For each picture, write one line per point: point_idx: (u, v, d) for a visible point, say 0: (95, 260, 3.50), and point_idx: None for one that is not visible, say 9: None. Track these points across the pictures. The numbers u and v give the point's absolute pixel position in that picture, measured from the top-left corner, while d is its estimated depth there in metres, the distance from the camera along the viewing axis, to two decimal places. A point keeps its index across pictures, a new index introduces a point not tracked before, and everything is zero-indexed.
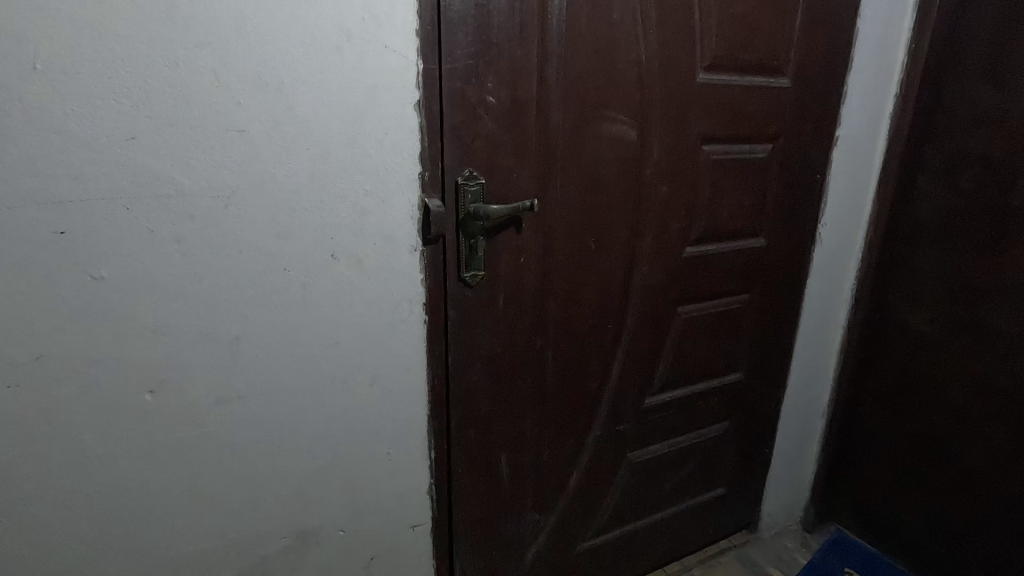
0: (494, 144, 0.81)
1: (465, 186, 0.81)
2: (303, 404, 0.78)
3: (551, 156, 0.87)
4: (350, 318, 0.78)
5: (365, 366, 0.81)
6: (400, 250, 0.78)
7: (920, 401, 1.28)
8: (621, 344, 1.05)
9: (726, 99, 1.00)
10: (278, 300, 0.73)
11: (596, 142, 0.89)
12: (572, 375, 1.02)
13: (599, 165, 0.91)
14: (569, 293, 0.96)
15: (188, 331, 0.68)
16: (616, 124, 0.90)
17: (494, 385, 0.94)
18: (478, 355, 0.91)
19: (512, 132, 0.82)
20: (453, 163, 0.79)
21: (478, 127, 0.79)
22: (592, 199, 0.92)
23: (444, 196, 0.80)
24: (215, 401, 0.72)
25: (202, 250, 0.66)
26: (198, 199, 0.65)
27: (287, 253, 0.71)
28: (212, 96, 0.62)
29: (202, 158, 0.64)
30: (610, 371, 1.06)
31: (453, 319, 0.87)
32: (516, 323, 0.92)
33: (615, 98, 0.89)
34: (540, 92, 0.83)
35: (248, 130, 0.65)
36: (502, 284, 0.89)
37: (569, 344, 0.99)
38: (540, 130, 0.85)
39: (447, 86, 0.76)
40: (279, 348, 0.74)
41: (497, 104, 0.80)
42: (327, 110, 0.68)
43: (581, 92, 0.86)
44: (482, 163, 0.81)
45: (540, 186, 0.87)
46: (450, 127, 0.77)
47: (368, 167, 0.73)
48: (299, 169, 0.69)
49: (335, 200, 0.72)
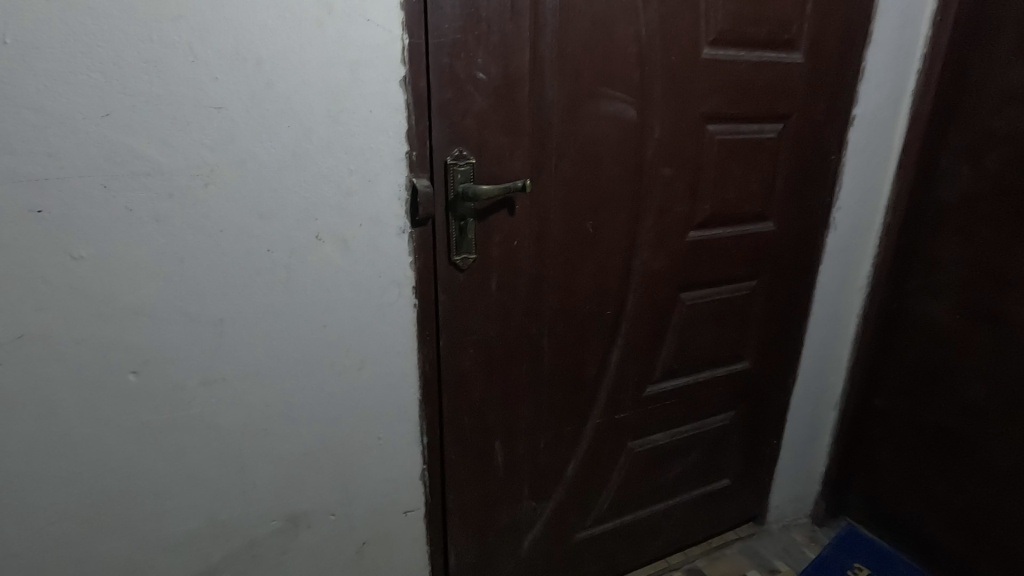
0: (485, 122, 0.79)
1: (454, 166, 0.78)
2: (290, 387, 0.78)
3: (546, 136, 0.84)
4: (337, 300, 0.77)
5: (353, 350, 0.80)
6: (387, 231, 0.77)
7: (937, 393, 1.23)
8: (620, 331, 1.02)
9: (733, 76, 0.95)
10: (262, 282, 0.72)
11: (594, 121, 0.86)
12: (569, 362, 0.99)
13: (597, 145, 0.88)
14: (565, 278, 0.93)
15: (170, 312, 0.68)
16: (615, 102, 0.87)
17: (488, 371, 0.93)
18: (471, 341, 0.89)
19: (504, 110, 0.79)
20: (442, 142, 0.77)
21: (468, 105, 0.77)
22: (589, 181, 0.89)
23: (432, 176, 0.78)
24: (200, 383, 0.72)
25: (183, 230, 0.65)
26: (177, 178, 0.63)
27: (270, 234, 0.70)
28: (188, 71, 0.61)
29: (180, 135, 0.62)
30: (610, 359, 1.03)
31: (445, 303, 0.85)
32: (510, 308, 0.90)
33: (614, 74, 0.85)
34: (533, 69, 0.80)
35: (226, 107, 0.63)
36: (495, 268, 0.87)
37: (566, 330, 0.97)
38: (534, 107, 0.82)
39: (434, 62, 0.73)
40: (265, 331, 0.74)
41: (488, 80, 0.77)
42: (308, 86, 0.66)
43: (577, 68, 0.82)
44: (472, 143, 0.79)
45: (533, 167, 0.84)
46: (438, 105, 0.75)
47: (352, 146, 0.71)
48: (281, 148, 0.67)
49: (318, 180, 0.70)
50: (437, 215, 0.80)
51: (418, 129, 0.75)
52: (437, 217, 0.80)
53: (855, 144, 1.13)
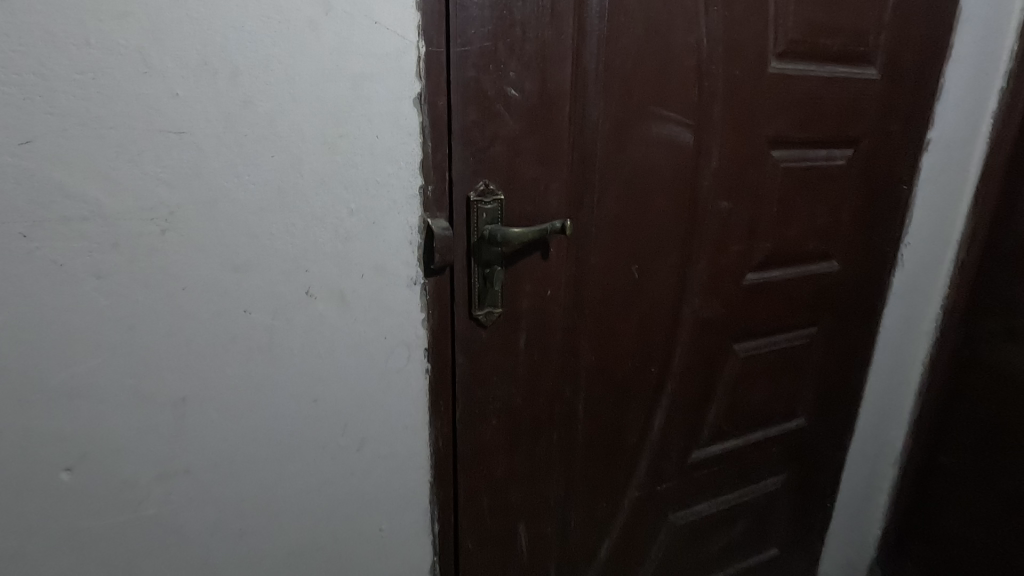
0: (516, 149, 0.64)
1: (478, 204, 0.64)
2: (272, 476, 0.62)
3: (587, 165, 0.69)
4: (334, 369, 0.62)
5: (351, 427, 0.65)
6: (395, 283, 0.62)
7: (1012, 457, 1.02)
8: (666, 389, 0.87)
9: (801, 94, 0.81)
10: (238, 350, 0.57)
11: (643, 147, 0.72)
12: (607, 427, 0.84)
13: (646, 175, 0.73)
14: (605, 331, 0.78)
15: (117, 391, 0.53)
16: (668, 124, 0.72)
17: (512, 444, 0.77)
18: (493, 409, 0.74)
19: (539, 135, 0.65)
20: (465, 173, 0.62)
21: (496, 128, 0.63)
22: (636, 218, 0.74)
23: (452, 215, 0.63)
24: (156, 477, 0.57)
25: (134, 288, 0.51)
26: (124, 222, 0.49)
27: (248, 291, 0.55)
28: (139, 85, 0.46)
29: (128, 168, 0.48)
30: (653, 422, 0.88)
31: (463, 367, 0.70)
32: (540, 369, 0.75)
33: (668, 91, 0.71)
34: (575, 84, 0.65)
35: (190, 132, 0.49)
36: (524, 322, 0.72)
37: (604, 391, 0.82)
38: (574, 131, 0.67)
39: (457, 76, 0.59)
40: (240, 409, 0.58)
41: (521, 99, 0.63)
42: (298, 105, 0.52)
43: (626, 83, 0.68)
44: (501, 174, 0.64)
45: (572, 202, 0.70)
46: (459, 129, 0.61)
47: (354, 179, 0.56)
48: (263, 183, 0.53)
49: (309, 222, 0.56)
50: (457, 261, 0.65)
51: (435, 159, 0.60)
52: (456, 263, 0.65)
53: (928, 172, 0.98)
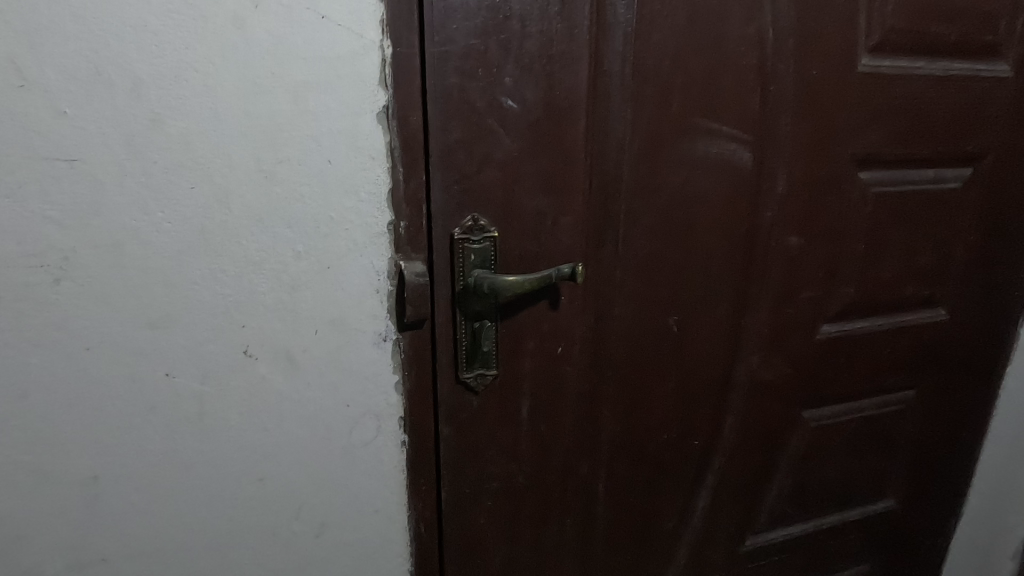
0: (514, 174, 0.51)
1: (465, 242, 0.51)
2: (210, 566, 0.52)
3: (610, 194, 0.55)
4: (283, 442, 0.51)
5: (308, 511, 0.53)
6: (359, 340, 0.50)
7: None
8: (713, 466, 0.70)
9: (902, 98, 0.63)
10: (160, 422, 0.46)
11: (685, 171, 0.56)
12: (635, 509, 0.69)
13: (689, 206, 0.58)
14: (632, 395, 0.63)
15: (12, 469, 0.44)
16: (720, 141, 0.56)
17: (515, 531, 0.63)
18: (489, 490, 0.61)
19: (546, 157, 0.51)
20: (447, 206, 0.50)
21: (489, 149, 0.50)
22: (674, 259, 0.59)
23: (431, 257, 0.51)
24: (67, 567, 0.47)
25: (24, 348, 0.41)
26: (6, 270, 0.39)
27: (170, 351, 0.45)
28: (14, 102, 0.37)
29: (7, 204, 0.38)
30: (695, 505, 0.72)
31: (449, 441, 0.57)
32: (549, 443, 0.61)
33: (719, 99, 0.55)
34: (593, 92, 0.51)
35: (83, 159, 0.39)
36: (527, 386, 0.58)
37: (632, 467, 0.66)
38: (592, 152, 0.53)
39: (436, 84, 0.47)
40: (167, 490, 0.48)
41: (521, 112, 0.49)
42: (222, 124, 0.41)
43: (663, 90, 0.53)
44: (495, 207, 0.51)
45: (590, 239, 0.56)
46: (439, 150, 0.48)
47: (300, 215, 0.45)
48: (180, 221, 0.42)
49: (244, 268, 0.45)
50: (437, 312, 0.53)
51: (409, 189, 0.48)
52: (436, 313, 0.53)
53: None
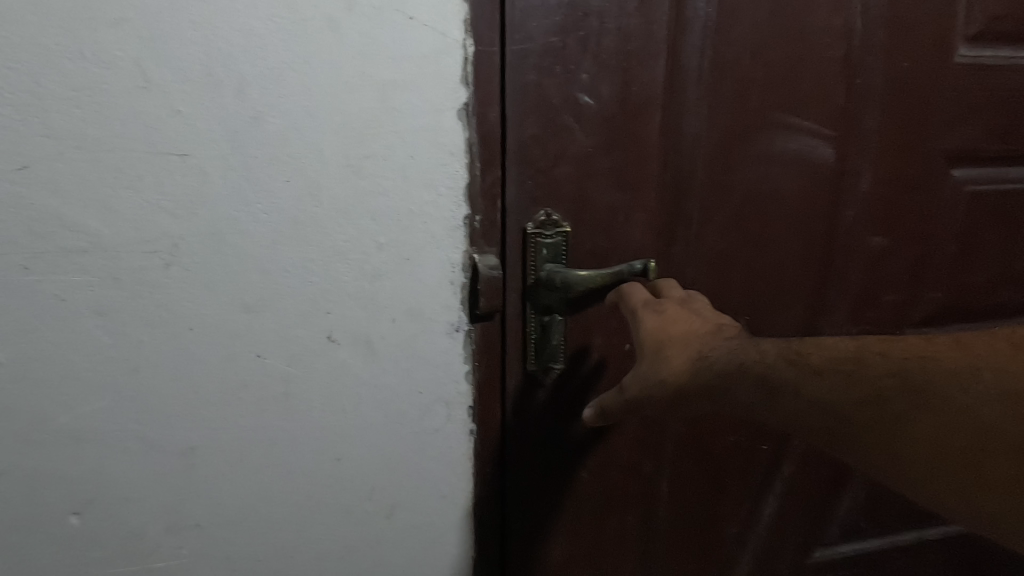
0: (587, 170, 0.51)
1: (537, 237, 0.52)
2: (289, 538, 0.55)
3: (684, 190, 0.54)
4: (358, 425, 0.53)
5: (379, 492, 0.56)
6: (433, 330, 0.52)
7: None
8: (780, 471, 0.69)
9: (1003, 91, 0.59)
10: (250, 400, 0.50)
11: (764, 167, 0.55)
12: (699, 511, 0.68)
13: (766, 203, 0.56)
14: None
15: (123, 437, 0.48)
16: (800, 136, 0.55)
17: (576, 526, 0.64)
18: (553, 484, 0.61)
19: (619, 153, 0.51)
20: (521, 201, 0.51)
21: (563, 145, 0.50)
22: (748, 258, 0.58)
23: (505, 250, 0.52)
24: (165, 530, 0.52)
25: (137, 327, 0.45)
26: (125, 255, 0.44)
27: (262, 334, 0.48)
28: (137, 102, 0.41)
29: (128, 195, 0.42)
30: (761, 512, 0.70)
31: (514, 432, 0.58)
32: (612, 439, 0.62)
33: (802, 92, 0.54)
34: (669, 88, 0.51)
35: (193, 154, 0.42)
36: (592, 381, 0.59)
37: (696, 467, 0.66)
38: (667, 148, 0.53)
39: (514, 81, 0.48)
40: (255, 464, 0.52)
41: (596, 109, 0.50)
42: (315, 121, 0.44)
43: (742, 84, 0.52)
44: (568, 202, 0.52)
45: (661, 236, 0.55)
46: (515, 146, 0.49)
47: (383, 207, 0.47)
48: (275, 212, 0.45)
49: (330, 258, 0.47)
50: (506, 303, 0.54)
51: (485, 184, 0.50)
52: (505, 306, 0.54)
53: None
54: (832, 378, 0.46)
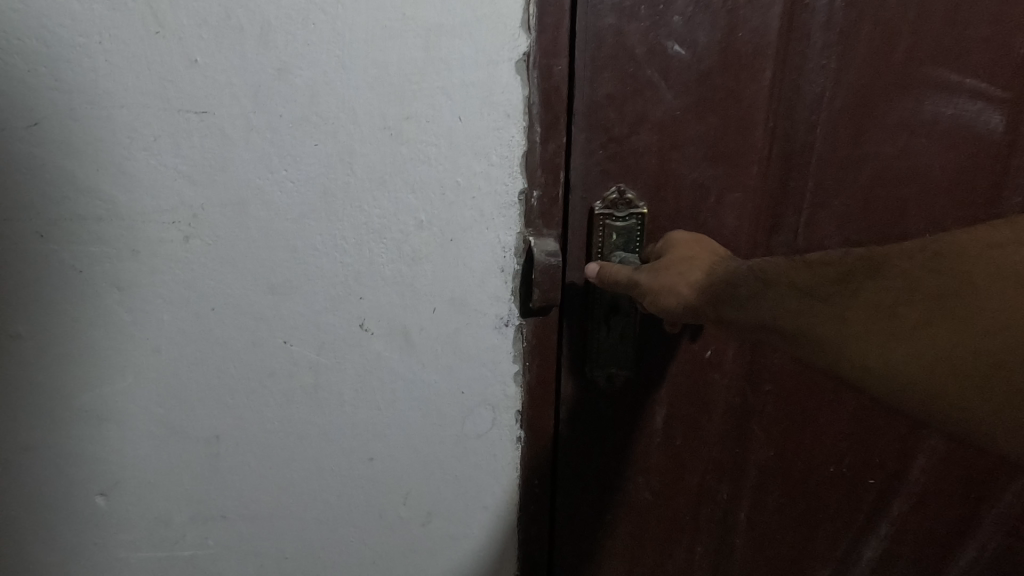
0: (671, 138, 0.43)
1: (606, 219, 0.44)
2: (318, 537, 0.51)
3: (794, 167, 0.46)
4: (393, 424, 0.47)
5: (414, 498, 0.50)
6: (478, 323, 0.45)
7: None
8: (891, 512, 0.58)
9: None
10: (277, 389, 0.45)
11: (905, 139, 0.46)
12: (784, 548, 0.58)
13: (903, 184, 0.47)
14: (795, 413, 0.53)
15: (147, 420, 0.45)
16: (958, 99, 0.45)
17: (636, 555, 0.56)
18: (611, 507, 0.54)
19: (712, 118, 0.43)
20: (588, 174, 0.43)
21: (645, 108, 0.42)
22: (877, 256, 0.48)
23: (566, 233, 0.44)
24: (192, 518, 0.49)
25: (157, 304, 0.41)
26: (142, 225, 0.39)
27: (289, 318, 0.43)
28: (151, 51, 0.36)
29: (144, 158, 0.38)
30: (859, 555, 0.59)
31: (569, 444, 0.51)
32: (684, 460, 0.53)
33: (965, 43, 0.44)
34: (785, 35, 0.42)
35: (213, 112, 0.37)
36: (665, 391, 0.51)
37: (785, 497, 0.56)
38: (777, 112, 0.44)
39: (589, 26, 0.39)
40: (282, 457, 0.47)
41: (687, 62, 0.41)
42: (347, 74, 0.37)
43: (887, 31, 0.43)
44: (647, 178, 0.44)
45: (761, 219, 0.47)
46: (586, 109, 0.41)
47: (424, 179, 0.40)
48: (304, 181, 0.39)
49: (364, 236, 0.41)
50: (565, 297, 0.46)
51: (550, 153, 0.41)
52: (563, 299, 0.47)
53: None
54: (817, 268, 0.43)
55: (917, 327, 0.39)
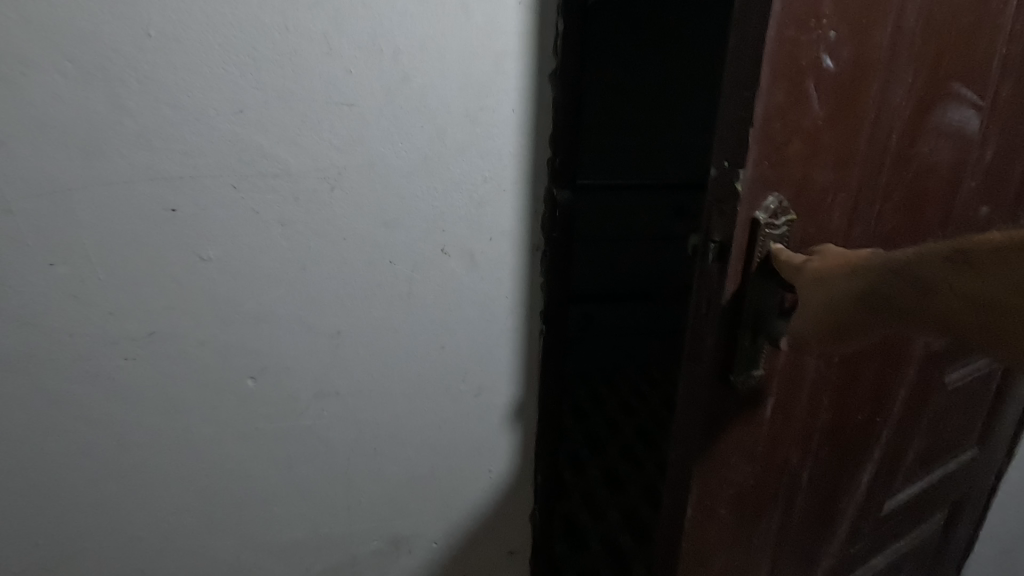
0: (815, 140, 0.57)
1: (767, 231, 0.57)
2: (402, 408, 0.72)
3: (876, 165, 0.64)
4: (460, 322, 0.69)
5: (470, 376, 0.72)
6: (519, 247, 0.67)
7: None
8: (877, 439, 0.87)
9: None
10: (382, 296, 0.65)
11: (935, 142, 0.67)
12: (825, 474, 0.82)
13: (930, 175, 0.69)
14: (844, 373, 0.75)
15: (291, 320, 0.64)
16: (964, 111, 0.68)
17: (741, 510, 0.74)
18: (728, 481, 0.71)
19: (836, 121, 0.58)
20: (754, 182, 0.55)
21: (801, 116, 0.55)
22: (911, 232, 0.71)
23: (723, 238, 0.58)
24: (314, 395, 0.68)
25: (306, 235, 0.61)
26: (302, 180, 0.58)
27: (396, 244, 0.63)
28: (322, 64, 0.55)
29: (310, 134, 0.57)
30: (863, 464, 0.87)
31: (709, 434, 0.66)
32: (778, 438, 0.73)
33: (970, 69, 0.65)
34: (886, 60, 0.58)
35: (359, 104, 0.57)
36: (773, 382, 0.68)
37: (830, 437, 0.79)
38: (875, 119, 0.61)
39: (772, 41, 0.51)
40: (382, 347, 0.68)
41: (832, 73, 0.55)
42: (447, 81, 0.58)
43: (936, 61, 0.62)
44: (795, 176, 0.58)
45: (855, 208, 0.64)
46: (767, 115, 0.53)
47: (490, 150, 0.62)
48: (414, 150, 0.60)
49: (449, 187, 0.62)
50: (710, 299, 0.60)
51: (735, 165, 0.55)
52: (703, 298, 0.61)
53: None
54: (899, 269, 0.52)
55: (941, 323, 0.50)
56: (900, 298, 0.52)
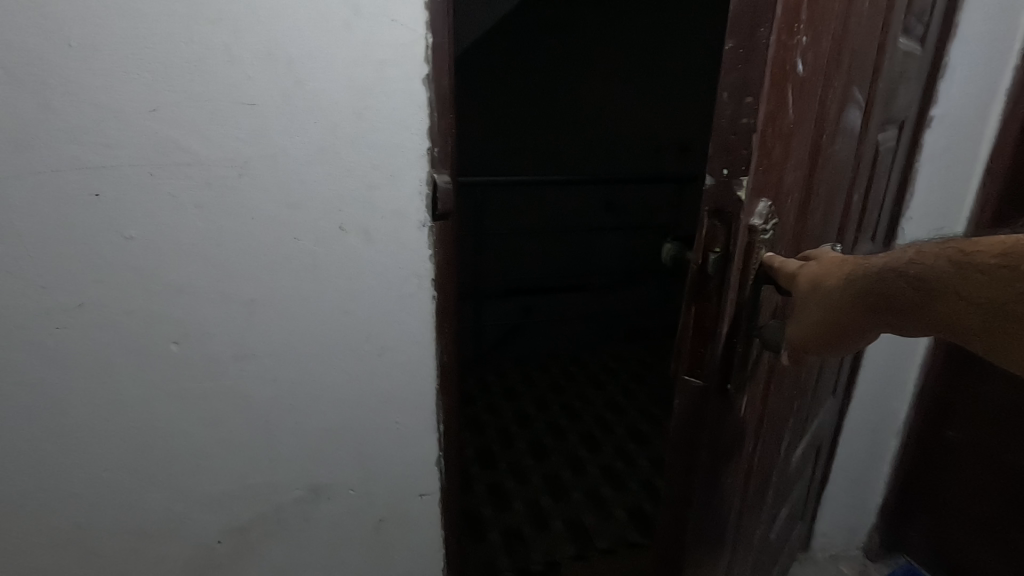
0: (786, 145, 0.77)
1: (761, 233, 0.77)
2: (314, 367, 0.83)
3: (812, 158, 0.86)
4: (363, 290, 0.81)
5: (374, 337, 0.84)
6: (409, 225, 0.80)
7: None
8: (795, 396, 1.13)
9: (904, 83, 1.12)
10: (290, 268, 0.76)
11: (844, 140, 0.94)
12: (770, 432, 1.05)
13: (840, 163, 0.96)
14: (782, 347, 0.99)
15: (210, 291, 0.74)
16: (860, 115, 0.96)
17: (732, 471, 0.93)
18: (727, 449, 0.89)
19: (796, 127, 0.78)
20: (755, 188, 0.74)
21: (782, 128, 0.74)
22: (828, 203, 0.98)
23: (723, 248, 0.77)
24: (234, 357, 0.79)
25: (220, 216, 0.71)
26: (212, 168, 0.69)
27: (300, 223, 0.74)
28: (225, 70, 0.66)
29: (217, 129, 0.68)
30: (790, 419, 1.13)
31: (713, 408, 0.85)
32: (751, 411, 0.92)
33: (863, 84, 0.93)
34: (826, 78, 0.81)
35: (260, 104, 0.68)
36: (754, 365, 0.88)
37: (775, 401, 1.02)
38: (817, 123, 0.83)
39: (761, 72, 0.69)
40: (294, 313, 0.79)
41: (799, 87, 0.74)
42: (336, 84, 0.69)
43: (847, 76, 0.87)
44: (774, 173, 0.77)
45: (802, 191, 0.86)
46: (761, 128, 0.71)
47: (377, 142, 0.74)
48: (310, 143, 0.71)
49: (343, 173, 0.74)
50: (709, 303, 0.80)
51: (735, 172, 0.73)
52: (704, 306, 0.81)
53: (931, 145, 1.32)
54: (897, 278, 0.63)
55: (964, 328, 0.58)
56: (910, 302, 0.62)
